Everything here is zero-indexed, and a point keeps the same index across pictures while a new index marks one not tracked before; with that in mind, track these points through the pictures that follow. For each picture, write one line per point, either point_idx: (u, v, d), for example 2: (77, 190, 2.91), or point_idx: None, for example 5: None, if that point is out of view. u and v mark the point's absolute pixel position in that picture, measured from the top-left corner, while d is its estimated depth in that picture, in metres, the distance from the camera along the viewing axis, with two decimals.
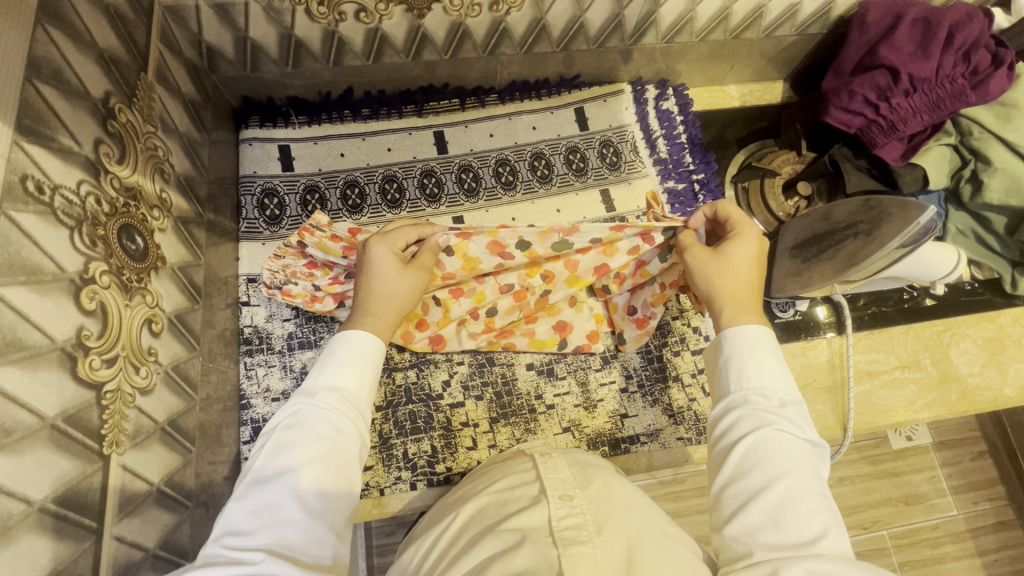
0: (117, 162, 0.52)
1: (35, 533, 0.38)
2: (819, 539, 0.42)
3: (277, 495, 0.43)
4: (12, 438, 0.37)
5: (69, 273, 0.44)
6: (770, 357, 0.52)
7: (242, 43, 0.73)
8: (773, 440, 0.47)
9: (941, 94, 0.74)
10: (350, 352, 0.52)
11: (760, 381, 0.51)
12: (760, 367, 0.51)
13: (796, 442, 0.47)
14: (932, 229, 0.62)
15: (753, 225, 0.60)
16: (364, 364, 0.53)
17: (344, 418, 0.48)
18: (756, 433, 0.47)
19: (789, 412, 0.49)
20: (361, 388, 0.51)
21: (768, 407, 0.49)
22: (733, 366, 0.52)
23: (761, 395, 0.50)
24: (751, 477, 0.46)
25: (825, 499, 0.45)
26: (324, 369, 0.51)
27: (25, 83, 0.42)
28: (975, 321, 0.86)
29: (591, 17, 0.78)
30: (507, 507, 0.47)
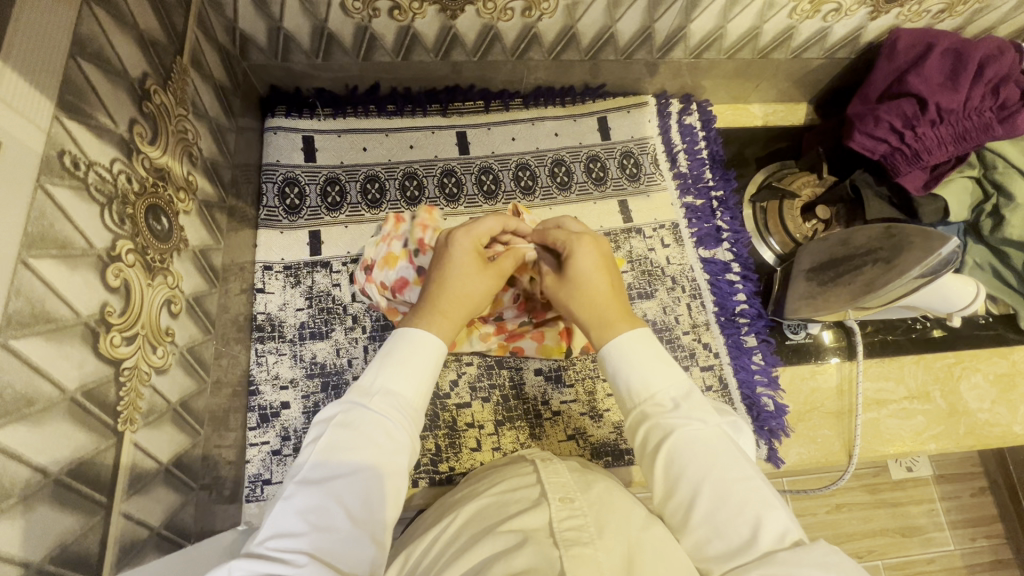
0: (149, 143, 0.53)
1: (51, 504, 0.38)
2: (758, 533, 0.42)
3: (324, 499, 0.42)
4: (34, 408, 0.37)
5: (97, 249, 0.44)
6: (653, 358, 0.52)
7: (276, 33, 0.73)
8: (683, 444, 0.47)
9: (967, 127, 0.73)
10: (409, 354, 0.51)
11: (651, 388, 0.51)
12: (646, 373, 0.51)
13: (704, 437, 0.47)
14: (954, 260, 0.61)
15: (581, 237, 0.60)
16: (423, 367, 0.51)
17: (397, 424, 0.47)
18: (667, 445, 0.47)
19: (685, 409, 0.49)
20: (416, 393, 0.50)
21: (666, 414, 0.49)
22: (621, 380, 0.52)
23: (656, 402, 0.50)
24: (681, 489, 0.46)
25: (752, 481, 0.45)
26: (380, 368, 0.50)
27: (68, 59, 0.42)
28: (987, 356, 0.86)
29: (622, 29, 0.79)
30: (504, 509, 0.47)
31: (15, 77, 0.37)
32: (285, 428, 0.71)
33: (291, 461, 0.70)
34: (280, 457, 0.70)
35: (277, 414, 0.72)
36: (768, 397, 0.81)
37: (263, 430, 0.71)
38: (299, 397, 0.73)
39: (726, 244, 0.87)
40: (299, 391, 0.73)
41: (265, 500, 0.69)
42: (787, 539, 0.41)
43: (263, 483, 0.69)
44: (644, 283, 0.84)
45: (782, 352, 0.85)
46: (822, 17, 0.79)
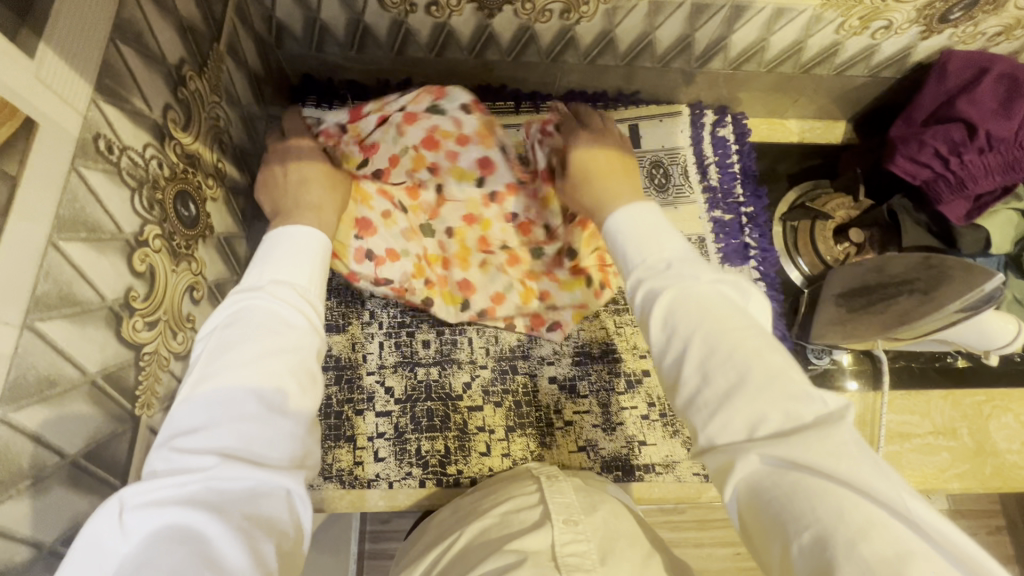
0: (182, 129, 0.53)
1: (65, 486, 0.38)
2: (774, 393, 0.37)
3: (225, 385, 0.37)
4: (56, 390, 0.37)
5: (126, 234, 0.44)
6: (658, 227, 0.49)
7: (312, 23, 0.73)
8: (682, 296, 0.43)
9: (1018, 155, 0.70)
10: (295, 245, 0.46)
11: (647, 254, 0.47)
12: (645, 241, 0.49)
13: (713, 299, 0.43)
14: (996, 298, 0.58)
15: (580, 132, 0.62)
16: (312, 258, 0.46)
17: (294, 312, 0.41)
18: (665, 292, 0.44)
19: (680, 270, 0.45)
20: (306, 278, 0.44)
21: (660, 267, 0.46)
22: (622, 247, 0.50)
23: (651, 267, 0.46)
24: (675, 338, 0.42)
25: (766, 342, 0.40)
26: (263, 263, 0.44)
27: (109, 43, 0.42)
28: (1019, 395, 0.83)
29: (661, 35, 0.76)
30: (508, 531, 0.46)
31: (57, 60, 0.37)
32: None
33: None
34: None
35: None
36: None
37: None
38: None
39: (753, 263, 0.85)
40: None
41: None
42: (810, 399, 0.37)
43: None
44: None
45: None
46: (869, 34, 0.76)
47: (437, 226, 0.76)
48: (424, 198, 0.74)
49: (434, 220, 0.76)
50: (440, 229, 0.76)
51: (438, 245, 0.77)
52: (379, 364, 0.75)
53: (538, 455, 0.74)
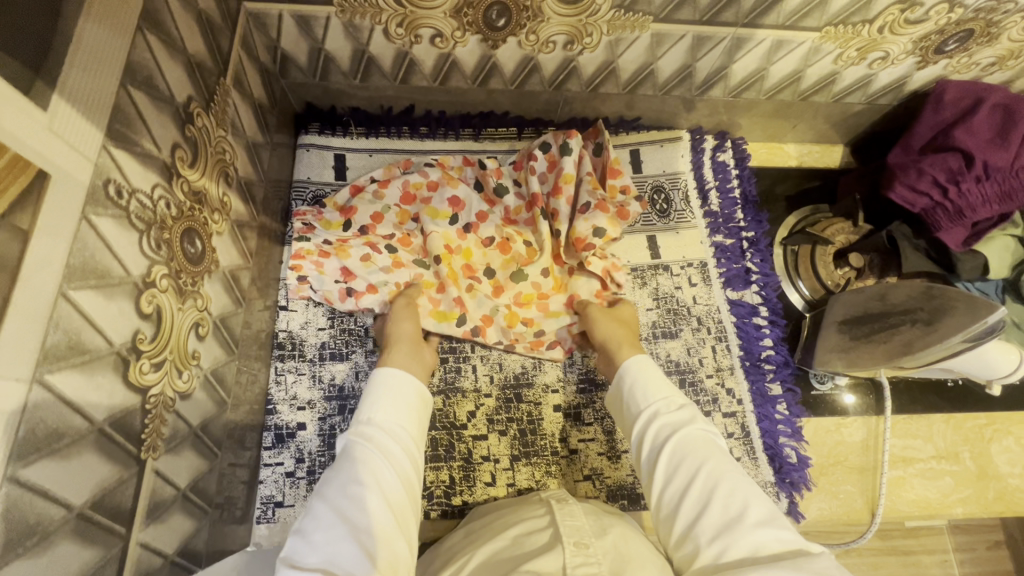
0: (189, 166, 0.52)
1: (71, 539, 0.38)
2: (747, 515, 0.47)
3: (328, 516, 0.47)
4: (64, 442, 0.37)
5: (134, 276, 0.44)
6: (657, 375, 0.63)
7: (316, 53, 0.73)
8: (687, 439, 0.55)
9: (1014, 185, 0.71)
10: (391, 392, 0.60)
11: (652, 401, 0.60)
12: (649, 387, 0.62)
13: (703, 441, 0.55)
14: (998, 329, 0.59)
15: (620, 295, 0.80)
16: (403, 407, 0.59)
17: (384, 454, 0.53)
18: (672, 436, 0.56)
19: (679, 413, 0.58)
20: (406, 425, 0.58)
21: (669, 413, 0.59)
22: (634, 392, 0.63)
23: (660, 414, 0.59)
24: (679, 476, 0.53)
25: (746, 481, 0.51)
26: (371, 405, 0.58)
27: (119, 87, 0.42)
28: (1020, 418, 0.84)
29: (663, 66, 0.77)
30: (520, 552, 0.46)
31: (68, 110, 0.36)
32: (299, 450, 0.71)
33: (305, 485, 0.70)
34: (294, 479, 0.71)
35: (293, 434, 0.72)
36: (791, 448, 0.78)
37: (279, 451, 0.71)
38: (315, 419, 0.73)
39: (755, 288, 0.85)
40: (315, 413, 0.73)
41: (275, 523, 0.69)
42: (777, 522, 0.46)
43: (275, 505, 0.69)
44: (669, 321, 0.83)
45: (806, 403, 0.82)
46: (867, 64, 0.77)
47: (421, 259, 0.79)
48: (403, 232, 0.80)
49: (418, 254, 0.80)
50: (426, 261, 0.79)
51: (425, 275, 0.78)
52: None
53: (544, 484, 0.73)
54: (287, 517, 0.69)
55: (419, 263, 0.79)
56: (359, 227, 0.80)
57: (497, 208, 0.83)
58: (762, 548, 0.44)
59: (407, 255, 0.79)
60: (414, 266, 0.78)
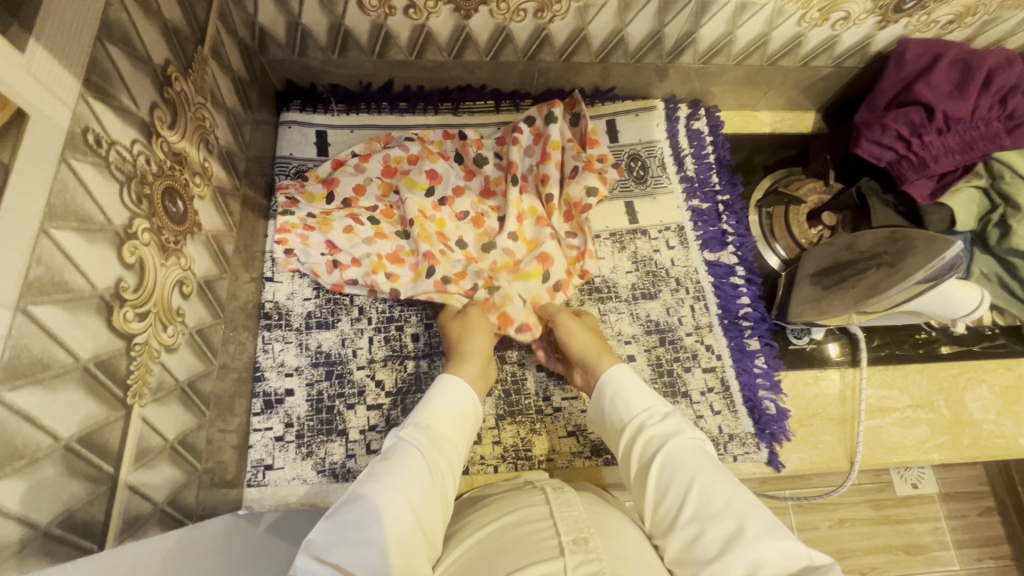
0: (169, 128, 0.54)
1: (59, 469, 0.39)
2: (741, 528, 0.46)
3: (361, 511, 0.48)
4: (49, 373, 0.38)
5: (116, 226, 0.46)
6: (640, 386, 0.63)
7: (294, 28, 0.75)
8: (678, 450, 0.55)
9: (974, 136, 0.73)
10: (443, 401, 0.61)
11: (638, 412, 0.61)
12: (635, 397, 0.62)
13: (693, 452, 0.55)
14: (959, 264, 0.61)
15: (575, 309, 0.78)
16: (450, 417, 0.60)
17: (421, 459, 0.54)
18: (663, 450, 0.56)
19: (670, 423, 0.59)
20: (446, 436, 0.58)
21: (659, 424, 0.59)
22: (621, 404, 0.62)
23: (648, 424, 0.59)
24: (672, 491, 0.53)
25: (738, 489, 0.51)
26: (424, 410, 0.60)
27: (96, 42, 0.44)
28: (992, 367, 0.86)
29: (632, 32, 0.80)
30: (522, 543, 0.47)
31: (45, 53, 0.38)
32: (288, 415, 0.73)
33: (294, 449, 0.71)
34: (283, 443, 0.72)
35: (281, 401, 0.73)
36: (770, 400, 0.80)
37: (267, 416, 0.72)
38: (303, 385, 0.74)
39: (731, 248, 0.87)
40: (303, 379, 0.74)
41: (266, 486, 0.70)
42: (775, 530, 0.46)
43: (265, 469, 0.70)
44: (648, 283, 0.85)
45: (784, 356, 0.84)
46: (830, 25, 0.80)
47: (399, 230, 0.81)
48: (383, 204, 0.82)
49: (397, 225, 0.81)
50: (404, 231, 0.80)
51: (403, 247, 0.80)
52: (370, 358, 0.76)
53: (529, 442, 0.75)
54: (277, 480, 0.70)
55: (397, 234, 0.80)
56: (341, 200, 0.81)
57: (475, 180, 0.85)
58: (763, 561, 0.44)
59: (386, 227, 0.81)
60: (393, 237, 0.80)
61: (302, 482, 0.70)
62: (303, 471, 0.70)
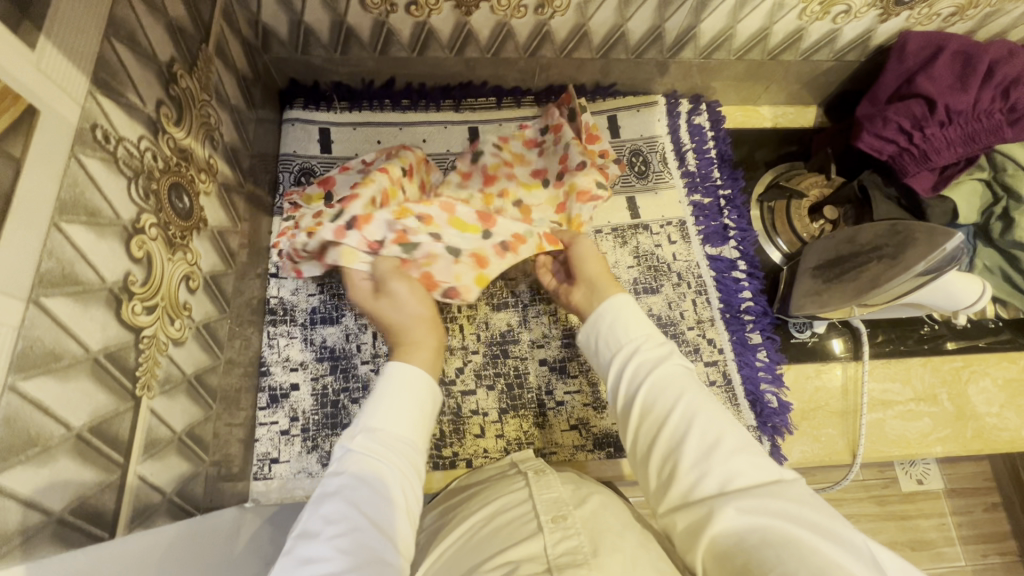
0: (175, 124, 0.55)
1: (71, 458, 0.40)
2: (720, 443, 0.48)
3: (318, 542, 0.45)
4: (60, 363, 0.39)
5: (124, 221, 0.46)
6: (632, 311, 0.61)
7: (297, 26, 0.76)
8: (663, 373, 0.55)
9: (976, 128, 0.73)
10: (395, 391, 0.57)
11: (627, 337, 0.59)
12: (623, 323, 0.60)
13: (678, 372, 0.55)
14: (958, 258, 0.61)
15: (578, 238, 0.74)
16: (404, 409, 0.56)
17: (377, 466, 0.51)
18: (650, 375, 0.55)
19: (657, 348, 0.58)
20: (404, 432, 0.55)
21: (647, 348, 0.58)
22: (607, 330, 0.60)
23: (635, 349, 0.58)
24: (656, 412, 0.52)
25: (716, 407, 0.52)
26: (372, 412, 0.55)
27: (103, 39, 0.45)
28: (996, 361, 0.86)
29: (633, 28, 0.80)
30: (503, 529, 0.47)
31: (54, 51, 0.39)
32: (293, 409, 0.74)
33: (299, 442, 0.72)
34: (288, 437, 0.73)
35: (286, 395, 0.74)
36: (772, 394, 0.80)
37: (273, 410, 0.73)
38: (308, 379, 0.75)
39: (733, 243, 0.88)
40: (308, 373, 0.75)
41: (272, 479, 0.71)
42: (747, 448, 0.48)
43: (271, 462, 0.71)
44: (650, 277, 0.85)
45: (787, 351, 0.84)
46: (831, 19, 0.80)
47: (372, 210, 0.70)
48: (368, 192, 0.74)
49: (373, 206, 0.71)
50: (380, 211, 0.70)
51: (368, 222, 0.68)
52: (374, 353, 0.77)
53: (532, 435, 0.76)
54: (283, 473, 0.71)
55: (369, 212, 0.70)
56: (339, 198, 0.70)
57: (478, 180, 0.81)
58: (740, 474, 0.46)
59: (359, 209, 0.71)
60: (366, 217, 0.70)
61: (307, 475, 0.71)
62: (309, 465, 0.71)
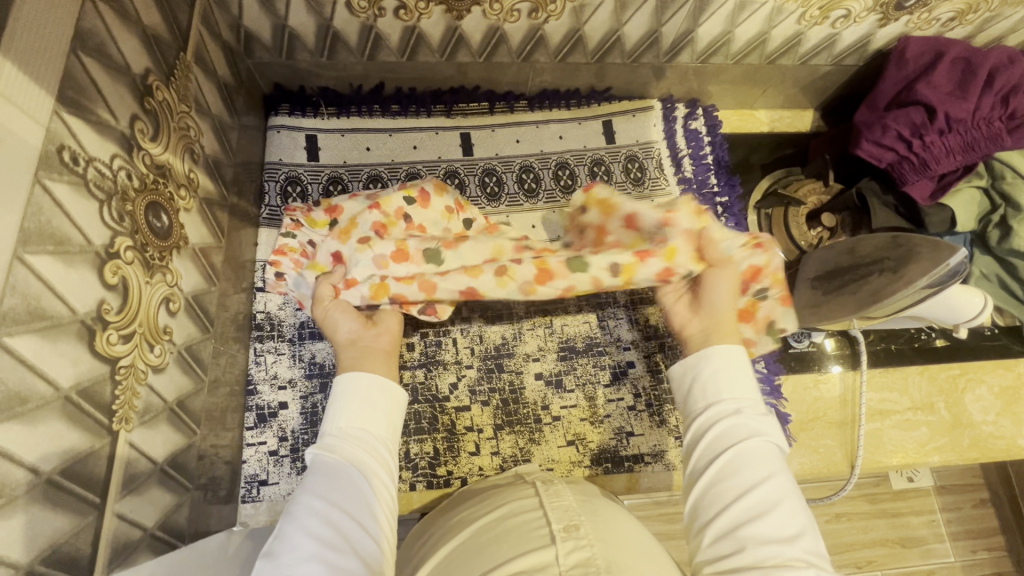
0: (150, 139, 0.52)
1: (40, 505, 0.38)
2: (797, 539, 0.45)
3: (298, 538, 0.43)
4: (27, 407, 0.37)
5: (95, 246, 0.44)
6: (745, 370, 0.55)
7: (280, 30, 0.73)
8: (756, 450, 0.50)
9: (976, 136, 0.72)
10: (363, 396, 0.54)
11: (730, 395, 0.54)
12: (731, 383, 0.54)
13: (772, 456, 0.50)
14: (959, 272, 0.63)
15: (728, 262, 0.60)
16: (373, 406, 0.53)
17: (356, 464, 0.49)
18: (742, 445, 0.50)
19: (762, 420, 0.52)
20: (379, 431, 0.53)
21: (754, 415, 0.52)
22: (711, 380, 0.55)
23: (734, 406, 0.53)
24: (736, 480, 0.48)
25: (795, 498, 0.48)
26: (342, 415, 0.53)
27: (70, 54, 0.42)
28: (992, 368, 0.85)
29: (629, 32, 0.78)
30: (514, 537, 0.44)
31: (14, 71, 0.36)
32: (282, 429, 0.71)
33: (289, 463, 0.70)
34: (277, 457, 0.70)
35: (274, 414, 0.72)
36: (770, 405, 0.80)
37: (261, 430, 0.71)
38: (297, 398, 0.73)
39: None
40: (297, 392, 0.73)
41: (261, 501, 0.69)
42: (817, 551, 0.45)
43: (259, 484, 0.69)
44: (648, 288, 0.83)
45: (784, 361, 0.84)
46: (830, 23, 0.78)
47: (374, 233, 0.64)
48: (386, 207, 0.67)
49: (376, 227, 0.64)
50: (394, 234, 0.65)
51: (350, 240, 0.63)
52: None
53: (528, 452, 0.74)
54: (272, 495, 0.69)
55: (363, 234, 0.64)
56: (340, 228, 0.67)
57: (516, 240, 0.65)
58: (813, 571, 0.42)
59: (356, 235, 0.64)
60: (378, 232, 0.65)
61: None
62: (298, 486, 0.69)
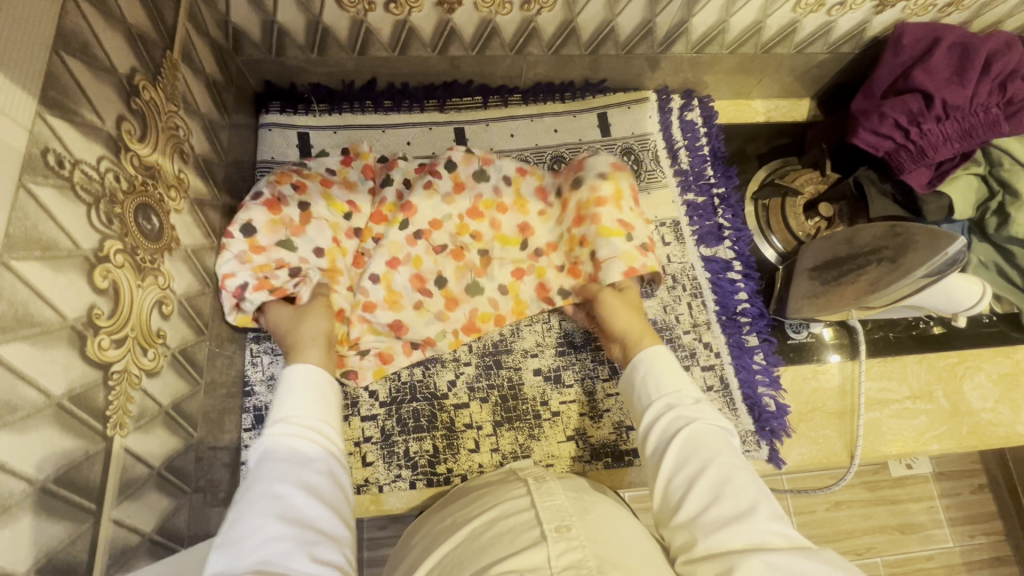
0: (138, 140, 0.51)
1: (34, 514, 0.37)
2: (754, 510, 0.46)
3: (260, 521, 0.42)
4: (17, 415, 0.36)
5: (84, 250, 0.43)
6: (673, 364, 0.60)
7: (269, 26, 0.72)
8: (698, 431, 0.53)
9: (973, 123, 0.72)
10: (304, 382, 0.54)
11: (670, 388, 0.58)
12: (666, 377, 0.59)
13: (716, 435, 0.53)
14: (959, 260, 0.61)
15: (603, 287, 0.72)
16: (315, 392, 0.54)
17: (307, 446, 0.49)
18: (685, 429, 0.53)
19: (702, 407, 0.56)
20: (322, 413, 0.53)
21: (687, 405, 0.56)
22: (649, 379, 0.59)
23: (677, 397, 0.57)
24: (688, 466, 0.51)
25: (749, 474, 0.50)
26: (284, 405, 0.52)
27: (52, 54, 0.41)
28: (990, 355, 0.85)
29: (622, 23, 0.77)
30: (500, 534, 0.45)
31: None
32: None
33: None
34: None
35: None
36: (769, 397, 0.80)
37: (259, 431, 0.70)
38: None
39: (728, 243, 0.86)
40: None
41: None
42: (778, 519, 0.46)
43: None
44: None
45: (782, 352, 0.84)
46: (826, 11, 0.77)
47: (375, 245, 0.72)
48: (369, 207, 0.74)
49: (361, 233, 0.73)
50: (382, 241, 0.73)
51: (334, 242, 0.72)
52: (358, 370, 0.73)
53: (528, 448, 0.74)
54: None
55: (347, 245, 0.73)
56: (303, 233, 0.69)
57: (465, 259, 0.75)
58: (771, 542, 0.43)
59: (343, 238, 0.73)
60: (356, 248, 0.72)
61: None
62: None
